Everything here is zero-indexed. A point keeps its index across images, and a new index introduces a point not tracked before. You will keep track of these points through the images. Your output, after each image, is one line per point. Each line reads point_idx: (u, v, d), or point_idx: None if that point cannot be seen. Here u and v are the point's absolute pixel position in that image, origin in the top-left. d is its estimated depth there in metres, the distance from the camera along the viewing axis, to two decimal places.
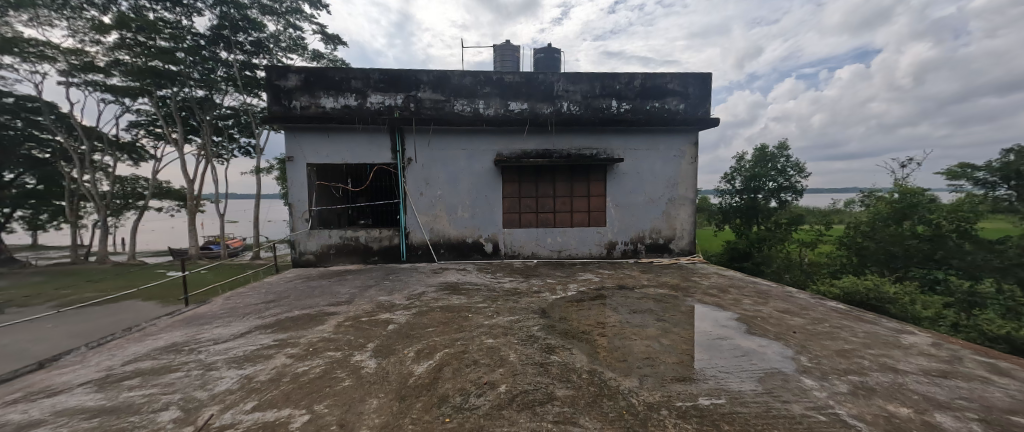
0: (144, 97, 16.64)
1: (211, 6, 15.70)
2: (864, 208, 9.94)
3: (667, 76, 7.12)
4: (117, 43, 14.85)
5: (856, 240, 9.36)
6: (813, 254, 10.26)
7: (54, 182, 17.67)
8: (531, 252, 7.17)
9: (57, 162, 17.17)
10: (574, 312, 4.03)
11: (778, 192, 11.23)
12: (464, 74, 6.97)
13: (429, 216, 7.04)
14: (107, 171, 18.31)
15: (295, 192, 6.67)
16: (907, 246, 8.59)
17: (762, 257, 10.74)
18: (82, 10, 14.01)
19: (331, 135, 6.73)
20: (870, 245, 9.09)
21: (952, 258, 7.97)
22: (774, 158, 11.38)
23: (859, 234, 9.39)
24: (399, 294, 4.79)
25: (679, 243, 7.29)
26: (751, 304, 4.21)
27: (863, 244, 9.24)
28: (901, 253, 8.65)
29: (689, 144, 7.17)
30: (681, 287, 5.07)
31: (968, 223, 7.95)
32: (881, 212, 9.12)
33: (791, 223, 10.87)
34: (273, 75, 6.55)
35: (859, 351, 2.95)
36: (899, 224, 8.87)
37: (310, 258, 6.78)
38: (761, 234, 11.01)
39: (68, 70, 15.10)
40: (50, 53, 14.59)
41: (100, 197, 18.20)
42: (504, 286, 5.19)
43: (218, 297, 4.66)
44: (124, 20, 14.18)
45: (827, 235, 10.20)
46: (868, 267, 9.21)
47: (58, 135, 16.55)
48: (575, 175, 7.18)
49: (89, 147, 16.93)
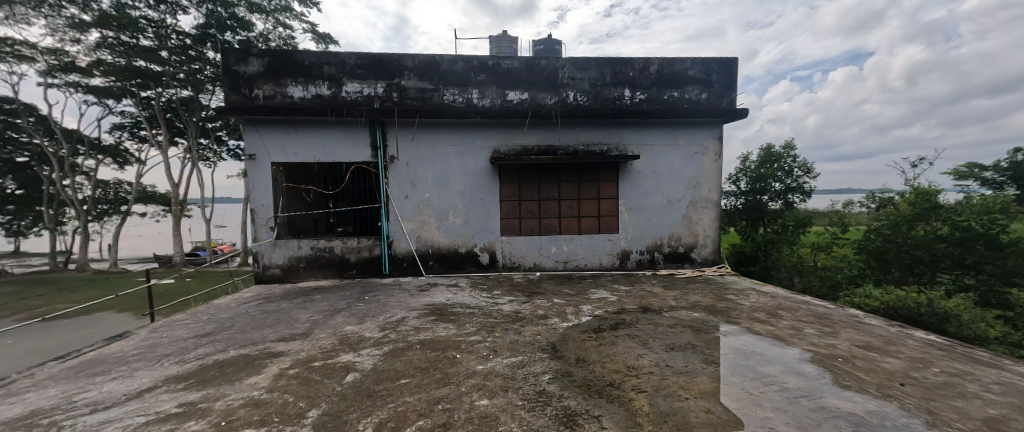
0: (127, 98, 15.71)
1: (197, 4, 14.76)
2: (869, 209, 9.06)
3: (687, 62, 6.23)
4: (99, 42, 13.74)
5: (876, 245, 8.24)
6: (826, 257, 9.34)
7: (36, 188, 16.67)
8: (534, 263, 6.25)
9: (36, 167, 16.10)
10: (593, 350, 3.09)
11: (785, 194, 9.99)
12: (456, 59, 6.06)
13: (415, 223, 6.11)
14: (89, 176, 17.26)
15: (257, 196, 5.73)
16: (935, 252, 7.45)
17: (772, 263, 9.74)
18: (61, 7, 12.90)
19: (299, 130, 5.78)
20: (893, 248, 8.01)
21: (987, 264, 6.96)
22: (780, 158, 10.08)
23: (879, 237, 8.24)
24: (371, 322, 3.84)
25: (702, 251, 6.39)
26: (819, 336, 3.31)
27: (883, 249, 8.16)
28: (926, 259, 7.55)
29: (714, 139, 6.29)
30: (719, 309, 4.14)
31: (999, 225, 6.98)
32: (903, 215, 7.96)
33: (799, 225, 9.86)
34: (231, 59, 5.61)
35: (1018, 422, 2.06)
36: (911, 226, 7.83)
37: (276, 272, 5.82)
38: (769, 237, 9.93)
39: (47, 71, 14.15)
40: (28, 53, 13.71)
41: (81, 203, 17.14)
42: (502, 310, 4.25)
43: (143, 329, 3.70)
44: (105, 19, 13.06)
45: (843, 237, 9.37)
46: (892, 271, 8.08)
47: (36, 138, 15.55)
48: (583, 175, 6.29)
49: (70, 150, 15.91)
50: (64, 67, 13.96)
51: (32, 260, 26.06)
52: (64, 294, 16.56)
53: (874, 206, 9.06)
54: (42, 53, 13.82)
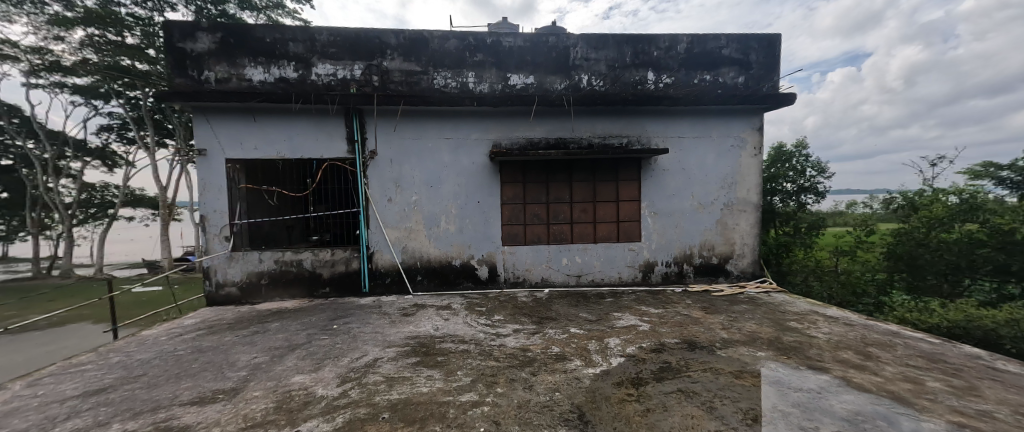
0: (114, 100, 14.77)
1: (187, 3, 13.56)
2: (885, 208, 6.60)
3: (721, 39, 5.27)
4: (84, 42, 12.14)
5: (904, 250, 5.97)
6: (848, 260, 6.73)
7: (19, 192, 15.61)
8: (541, 278, 5.30)
9: (19, 170, 15.08)
10: (640, 424, 2.13)
11: (798, 195, 7.31)
12: (447, 35, 5.11)
13: (400, 231, 5.14)
14: (75, 177, 15.95)
15: (208, 199, 4.76)
16: (974, 259, 5.32)
17: (785, 270, 6.94)
18: (45, 4, 11.61)
19: (258, 120, 4.81)
20: (924, 255, 5.76)
21: None
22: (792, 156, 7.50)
23: (904, 239, 6.01)
24: (330, 369, 2.86)
25: (739, 263, 5.43)
26: (955, 396, 2.34)
27: (912, 253, 5.90)
28: (963, 266, 5.41)
29: (753, 130, 5.32)
30: (789, 344, 3.17)
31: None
32: (932, 215, 5.73)
33: (814, 227, 7.13)
34: (175, 34, 4.64)
35: None
36: (945, 227, 5.65)
37: (231, 291, 4.85)
38: (780, 241, 7.13)
39: (32, 70, 13.23)
40: (10, 52, 12.75)
41: (65, 207, 16.06)
42: (505, 346, 3.26)
43: (18, 383, 2.72)
44: (90, 15, 11.64)
45: (873, 239, 6.57)
46: (928, 278, 5.76)
47: (19, 141, 14.49)
48: (598, 173, 5.34)
49: (54, 153, 14.87)
50: (47, 68, 12.86)
51: (20, 265, 25.00)
52: (40, 302, 15.55)
53: (880, 206, 6.74)
54: (25, 51, 12.78)
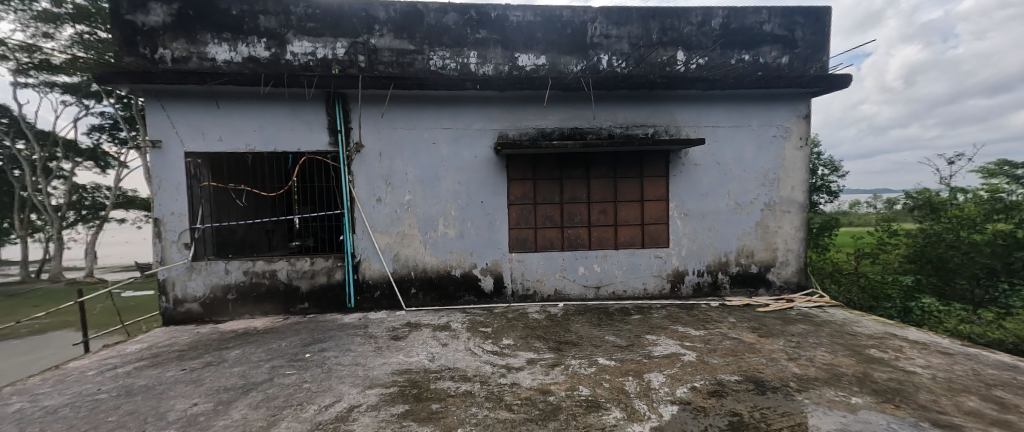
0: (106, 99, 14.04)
1: None
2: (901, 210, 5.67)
3: (762, 13, 4.56)
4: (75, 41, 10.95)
5: (933, 251, 4.97)
6: (867, 263, 5.78)
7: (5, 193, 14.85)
8: (553, 290, 4.59)
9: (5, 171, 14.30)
10: None
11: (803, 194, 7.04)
12: (445, 8, 4.39)
13: (391, 236, 4.42)
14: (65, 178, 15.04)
15: (163, 200, 4.04)
16: (1011, 261, 4.38)
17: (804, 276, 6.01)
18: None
19: (223, 106, 4.10)
20: (954, 257, 4.80)
21: None
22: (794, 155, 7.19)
23: (932, 240, 5.00)
24: (287, 426, 2.14)
25: (782, 271, 4.71)
26: None
27: (940, 255, 4.92)
28: (1001, 270, 4.47)
29: (799, 118, 4.61)
30: (887, 385, 2.45)
31: None
32: (966, 216, 4.77)
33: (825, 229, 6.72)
34: (123, 5, 3.92)
35: None
36: (974, 227, 4.70)
37: (191, 308, 4.14)
38: None
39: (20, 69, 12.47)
40: None
41: (56, 210, 15.18)
42: (519, 387, 2.54)
43: None
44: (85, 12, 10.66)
45: (894, 240, 5.51)
46: (956, 281, 4.81)
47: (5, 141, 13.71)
48: (619, 169, 4.63)
49: (43, 153, 14.09)
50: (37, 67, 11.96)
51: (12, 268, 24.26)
52: (18, 306, 14.74)
53: (889, 206, 5.92)
54: (13, 50, 11.85)
